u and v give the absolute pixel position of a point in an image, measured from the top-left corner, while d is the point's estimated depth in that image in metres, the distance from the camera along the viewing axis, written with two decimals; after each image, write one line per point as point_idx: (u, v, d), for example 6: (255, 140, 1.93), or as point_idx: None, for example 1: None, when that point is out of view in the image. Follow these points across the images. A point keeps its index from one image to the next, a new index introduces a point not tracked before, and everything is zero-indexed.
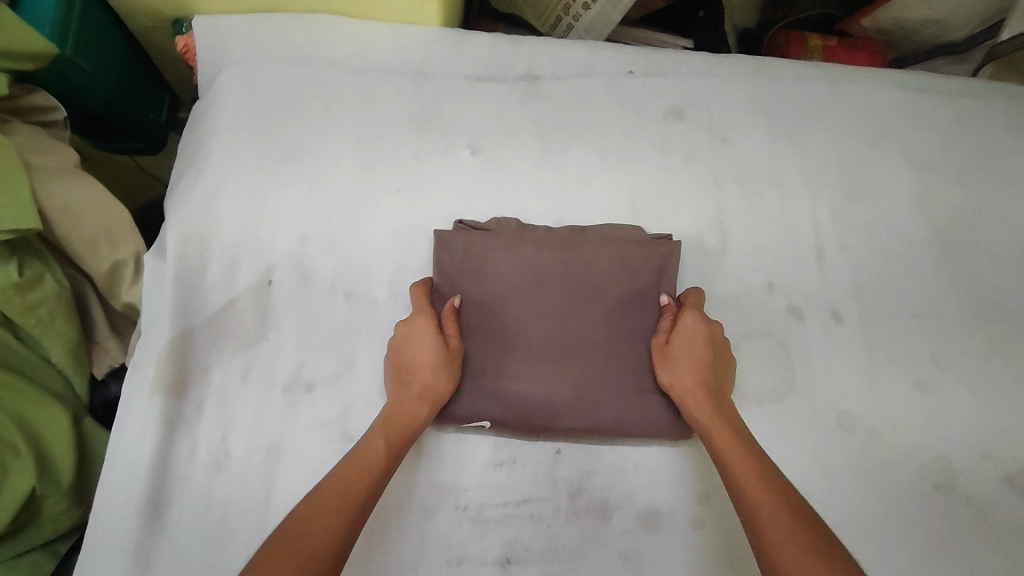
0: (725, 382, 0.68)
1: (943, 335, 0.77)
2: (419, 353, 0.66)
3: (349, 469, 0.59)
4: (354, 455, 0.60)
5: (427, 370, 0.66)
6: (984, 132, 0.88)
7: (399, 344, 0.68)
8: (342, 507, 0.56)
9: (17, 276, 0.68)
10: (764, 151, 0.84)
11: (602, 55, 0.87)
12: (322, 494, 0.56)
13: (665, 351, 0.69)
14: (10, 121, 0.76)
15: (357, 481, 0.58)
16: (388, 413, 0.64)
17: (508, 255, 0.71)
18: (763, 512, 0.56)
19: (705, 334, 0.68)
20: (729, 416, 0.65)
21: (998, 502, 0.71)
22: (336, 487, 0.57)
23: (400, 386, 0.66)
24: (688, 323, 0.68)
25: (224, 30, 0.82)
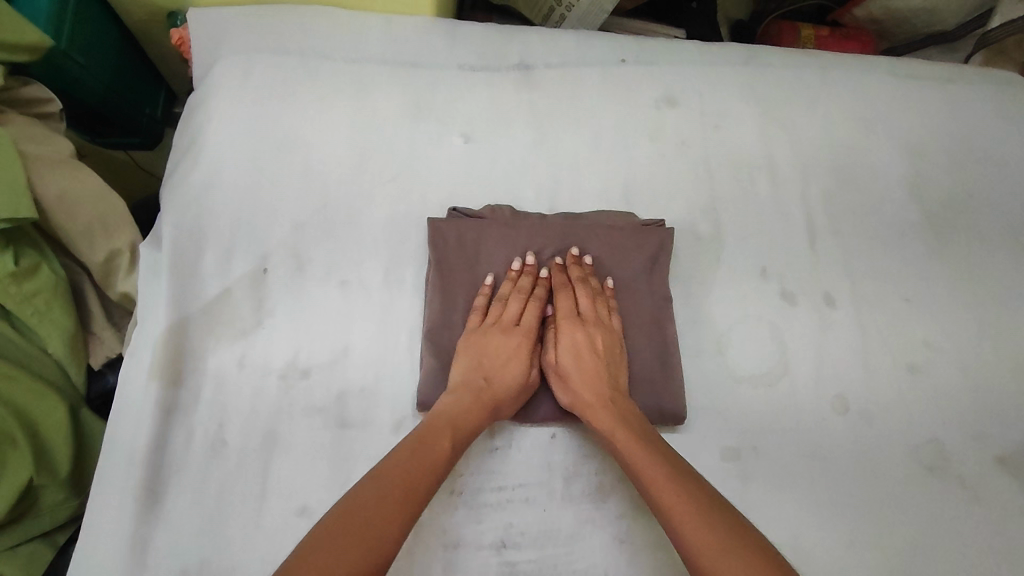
0: (617, 371, 0.68)
1: (934, 318, 0.78)
2: (508, 369, 0.67)
3: (415, 460, 0.58)
4: (421, 445, 0.59)
5: (509, 388, 0.66)
6: (975, 117, 0.88)
7: (488, 346, 0.68)
8: (402, 493, 0.55)
9: (13, 266, 0.69)
10: (756, 138, 0.84)
11: (594, 44, 0.88)
12: (388, 477, 0.56)
13: (558, 366, 0.68)
14: (6, 112, 0.76)
15: (422, 474, 0.57)
16: (451, 407, 0.63)
17: (501, 256, 0.74)
18: (674, 507, 0.56)
19: (588, 340, 0.68)
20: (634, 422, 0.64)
21: (990, 483, 0.71)
22: (404, 476, 0.56)
23: (470, 382, 0.66)
24: (570, 334, 0.69)
25: (218, 20, 0.82)
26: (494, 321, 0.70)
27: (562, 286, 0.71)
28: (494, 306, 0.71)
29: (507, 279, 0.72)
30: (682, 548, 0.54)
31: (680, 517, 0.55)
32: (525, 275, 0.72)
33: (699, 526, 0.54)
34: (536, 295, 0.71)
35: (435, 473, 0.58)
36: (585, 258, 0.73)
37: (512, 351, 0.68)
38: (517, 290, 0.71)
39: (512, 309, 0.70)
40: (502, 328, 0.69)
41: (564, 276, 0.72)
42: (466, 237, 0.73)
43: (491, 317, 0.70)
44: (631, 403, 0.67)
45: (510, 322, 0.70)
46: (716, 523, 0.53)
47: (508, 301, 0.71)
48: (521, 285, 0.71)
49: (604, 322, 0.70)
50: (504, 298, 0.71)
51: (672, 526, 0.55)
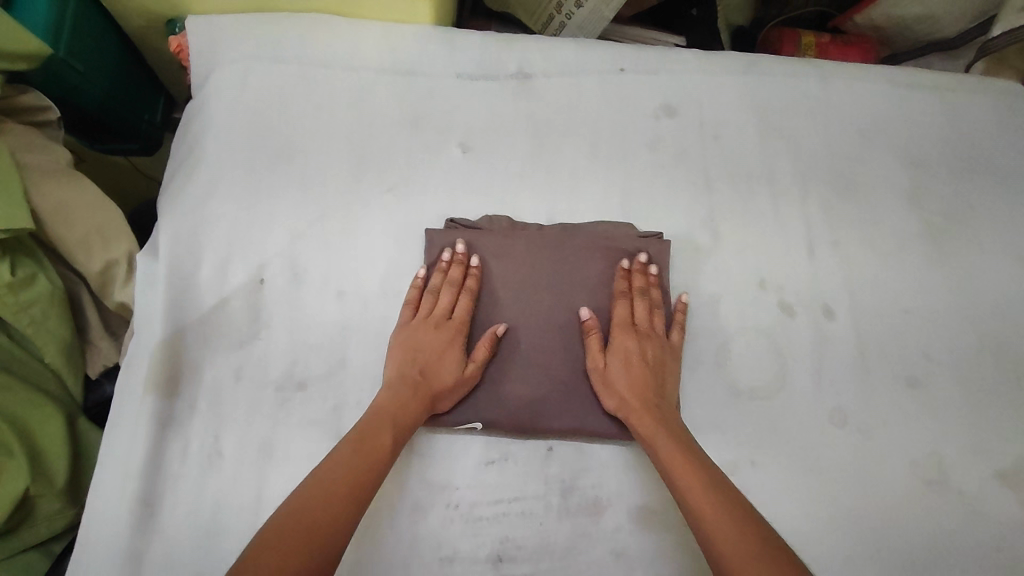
0: (665, 384, 0.69)
1: (934, 330, 0.78)
2: (443, 364, 0.68)
3: (356, 457, 0.59)
4: (360, 442, 0.60)
5: (446, 383, 0.67)
6: (975, 127, 0.88)
7: (420, 341, 0.68)
8: (346, 495, 0.56)
9: (9, 276, 0.68)
10: (755, 148, 0.84)
11: (594, 53, 0.87)
12: (331, 478, 0.56)
13: (603, 374, 0.69)
14: (4, 122, 0.76)
15: (365, 469, 0.58)
16: (388, 402, 0.64)
17: (509, 266, 0.73)
18: (706, 515, 0.56)
19: (638, 349, 0.69)
20: (675, 429, 0.65)
21: (990, 497, 0.71)
22: (345, 473, 0.57)
23: (407, 378, 0.66)
24: (621, 344, 0.69)
25: (216, 29, 0.82)
26: (427, 315, 0.70)
27: (623, 294, 0.72)
28: (426, 300, 0.71)
29: (436, 271, 0.72)
30: (711, 553, 0.54)
31: (711, 524, 0.55)
32: (455, 265, 0.72)
33: (730, 533, 0.54)
34: (466, 287, 0.71)
35: (376, 466, 0.59)
36: (652, 266, 0.73)
37: (445, 344, 0.68)
38: (447, 281, 0.71)
39: (443, 302, 0.70)
40: (435, 322, 0.70)
41: (625, 284, 0.73)
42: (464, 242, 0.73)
43: (423, 311, 0.70)
44: (673, 413, 0.67)
45: (442, 315, 0.70)
46: (747, 532, 0.54)
47: (438, 293, 0.71)
48: (451, 277, 0.71)
49: (657, 335, 0.71)
50: (434, 290, 0.71)
51: (703, 530, 0.55)
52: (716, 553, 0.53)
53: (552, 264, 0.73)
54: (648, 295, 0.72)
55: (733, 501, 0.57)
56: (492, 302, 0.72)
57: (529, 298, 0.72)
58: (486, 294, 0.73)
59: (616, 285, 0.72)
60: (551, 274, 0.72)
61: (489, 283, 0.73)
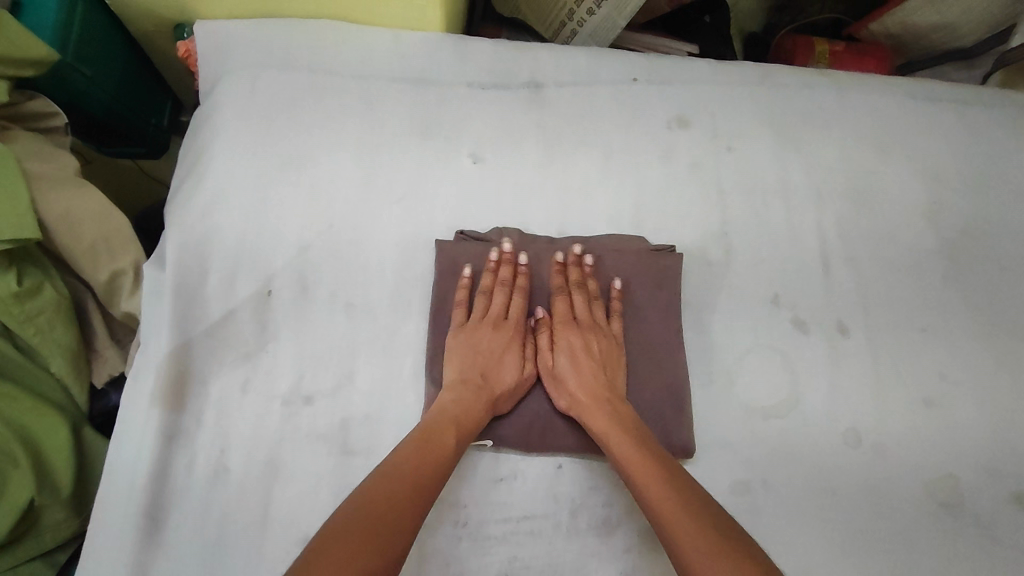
0: (614, 375, 0.69)
1: (951, 349, 0.77)
2: (505, 364, 0.69)
3: (419, 456, 0.59)
4: (423, 441, 0.60)
5: (508, 384, 0.68)
6: (994, 141, 0.86)
7: (478, 343, 0.69)
8: (410, 490, 0.56)
9: (16, 286, 0.67)
10: (770, 161, 0.83)
11: (607, 62, 0.86)
12: (398, 474, 0.57)
13: (554, 374, 0.70)
14: (10, 129, 0.75)
15: (428, 469, 0.58)
16: (450, 405, 0.65)
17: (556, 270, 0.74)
18: (664, 509, 0.56)
19: (582, 342, 0.69)
20: (627, 422, 0.65)
21: (1006, 521, 0.70)
22: (412, 471, 0.58)
23: (469, 381, 0.67)
24: (565, 339, 0.70)
25: (225, 35, 0.81)
26: (481, 317, 0.70)
27: (560, 289, 0.72)
28: (479, 301, 0.71)
29: (486, 271, 0.72)
30: (674, 552, 0.54)
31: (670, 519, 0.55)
32: (504, 266, 0.72)
33: (688, 527, 0.54)
34: (517, 286, 0.72)
35: (442, 464, 0.60)
36: (587, 257, 0.73)
37: (504, 346, 0.70)
38: (499, 282, 0.71)
39: (496, 304, 0.71)
40: (492, 323, 0.70)
41: (563, 278, 0.73)
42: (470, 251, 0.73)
43: (477, 313, 0.70)
44: (625, 405, 0.67)
45: (497, 316, 0.70)
46: (701, 526, 0.54)
47: (493, 293, 0.71)
48: (502, 277, 0.71)
49: (601, 327, 0.71)
50: (488, 290, 0.71)
51: (664, 529, 0.55)
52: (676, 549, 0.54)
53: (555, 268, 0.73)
54: (586, 287, 0.72)
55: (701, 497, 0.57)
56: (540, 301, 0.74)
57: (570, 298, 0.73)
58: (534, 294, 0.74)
59: (552, 280, 0.73)
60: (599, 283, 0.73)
61: (535, 287, 0.74)
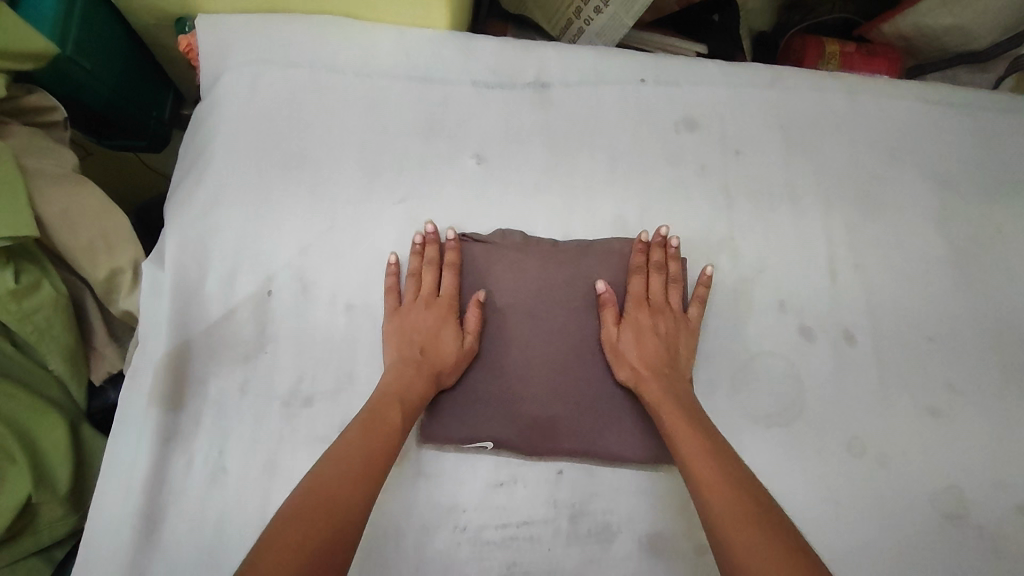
0: (677, 354, 0.70)
1: (959, 359, 0.75)
2: (442, 338, 0.68)
3: (367, 436, 0.59)
4: (370, 421, 0.60)
5: (447, 359, 0.67)
6: (1007, 147, 0.85)
7: (412, 322, 0.69)
8: (356, 469, 0.55)
9: (13, 283, 0.67)
10: (778, 165, 0.82)
11: (614, 62, 0.85)
12: (346, 457, 0.56)
13: (617, 347, 0.69)
14: (9, 123, 0.74)
15: (375, 448, 0.58)
16: (394, 385, 0.64)
17: (498, 251, 0.73)
18: (704, 476, 0.57)
19: (652, 321, 0.70)
20: (683, 399, 0.65)
21: (1012, 534, 0.69)
22: (358, 453, 0.57)
23: (408, 357, 0.67)
24: (631, 317, 0.70)
25: (228, 31, 0.80)
26: (414, 297, 0.71)
27: (640, 269, 0.72)
28: (408, 283, 0.72)
29: (412, 254, 0.73)
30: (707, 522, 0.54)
31: (707, 482, 0.56)
32: (430, 245, 0.73)
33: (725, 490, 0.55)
34: (446, 263, 0.72)
35: (390, 443, 0.59)
36: (673, 240, 0.74)
37: (439, 321, 0.69)
38: (426, 261, 0.72)
39: (427, 282, 0.71)
40: (425, 301, 0.70)
41: (644, 257, 0.73)
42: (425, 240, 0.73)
43: (409, 294, 0.71)
44: (684, 381, 0.68)
45: (429, 293, 0.71)
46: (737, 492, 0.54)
47: (422, 272, 0.72)
48: (429, 256, 0.72)
49: (671, 309, 0.71)
50: (418, 270, 0.72)
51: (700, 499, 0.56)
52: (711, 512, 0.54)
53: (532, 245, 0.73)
54: (665, 271, 0.73)
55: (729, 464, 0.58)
56: (477, 277, 0.72)
57: (512, 272, 0.71)
58: (469, 271, 0.73)
59: (633, 260, 0.72)
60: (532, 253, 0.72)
61: (471, 260, 0.73)
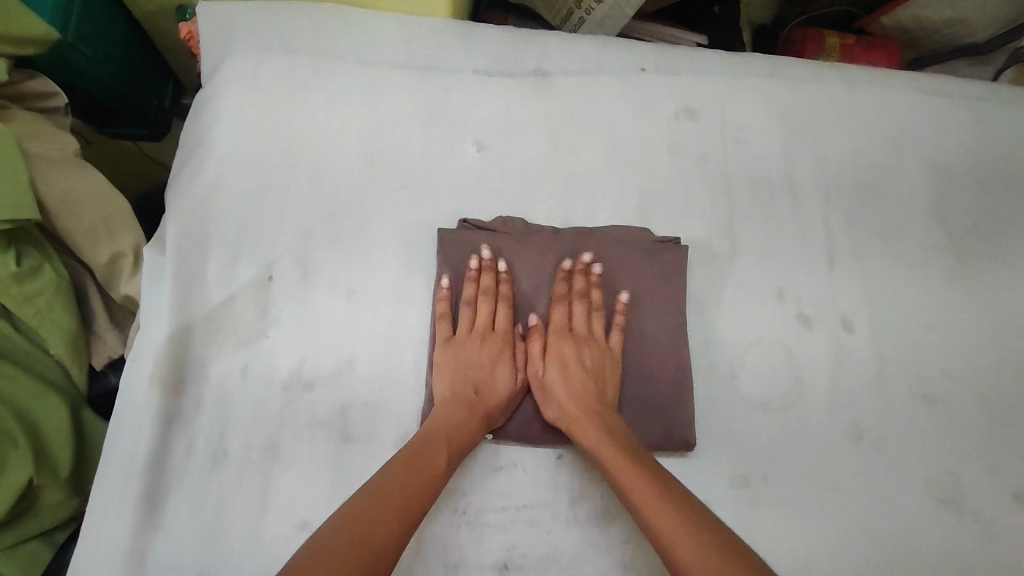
0: (606, 385, 0.69)
1: (955, 347, 0.76)
2: (497, 378, 0.69)
3: (410, 471, 0.58)
4: (417, 459, 0.59)
5: (500, 398, 0.68)
6: (1005, 138, 0.86)
7: (467, 354, 0.69)
8: (397, 506, 0.54)
9: (15, 266, 0.67)
10: (778, 154, 0.82)
11: (615, 51, 0.85)
12: (387, 493, 0.55)
13: (544, 386, 0.70)
14: (10, 107, 0.74)
15: (419, 490, 0.57)
16: (445, 421, 0.63)
17: (525, 262, 0.73)
18: (658, 521, 0.55)
19: (577, 353, 0.69)
20: (623, 437, 0.64)
21: (1005, 520, 0.70)
22: (402, 489, 0.56)
23: (460, 393, 0.66)
24: (560, 352, 0.70)
25: (228, 17, 0.80)
26: (469, 329, 0.70)
27: (561, 298, 0.72)
28: (463, 314, 0.71)
29: (466, 281, 0.71)
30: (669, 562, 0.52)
31: (654, 520, 0.55)
32: (486, 274, 0.71)
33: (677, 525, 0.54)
34: (501, 294, 0.72)
35: (431, 481, 0.58)
36: (595, 266, 0.72)
37: (494, 358, 0.70)
38: (481, 291, 0.71)
39: (482, 315, 0.71)
40: (480, 335, 0.70)
41: (566, 286, 0.72)
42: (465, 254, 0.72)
43: (463, 325, 0.70)
44: (615, 416, 0.67)
45: (484, 328, 0.71)
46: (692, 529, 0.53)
47: (477, 303, 0.71)
48: (483, 285, 0.71)
49: (596, 338, 0.71)
50: (472, 300, 0.71)
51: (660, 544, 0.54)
52: (672, 555, 0.52)
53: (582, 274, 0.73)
54: (590, 295, 0.72)
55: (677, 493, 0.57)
56: (526, 312, 0.74)
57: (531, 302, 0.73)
58: (519, 305, 0.73)
59: (556, 288, 0.72)
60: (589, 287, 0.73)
61: (521, 294, 0.73)
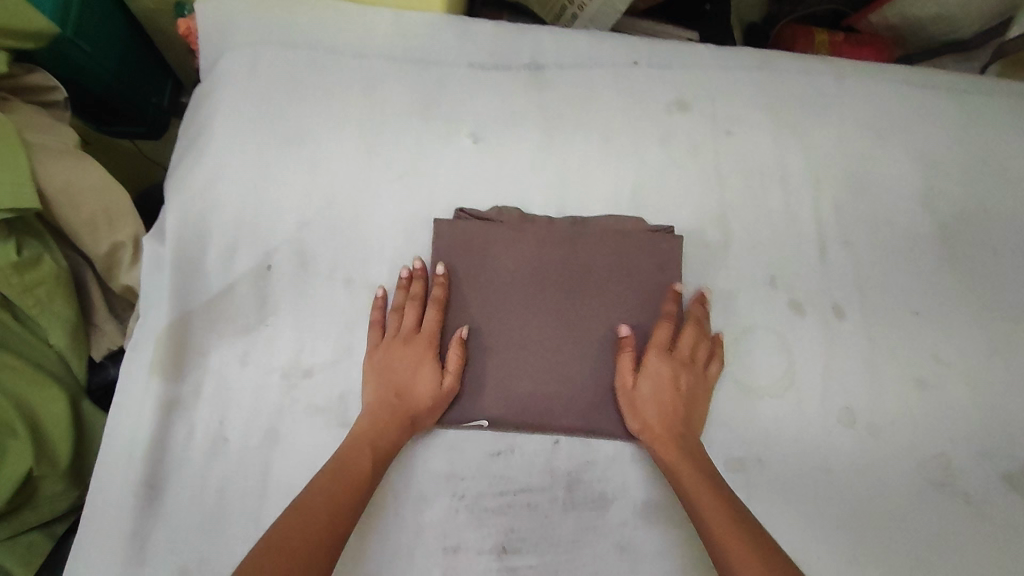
0: (696, 408, 0.70)
1: (944, 331, 0.77)
2: (418, 379, 0.67)
3: (336, 484, 0.60)
4: (343, 467, 0.61)
5: (422, 398, 0.67)
6: (990, 131, 0.87)
7: (393, 358, 0.68)
8: (322, 519, 0.57)
9: (15, 256, 0.68)
10: (769, 145, 0.83)
11: (608, 45, 0.86)
12: (312, 506, 0.58)
13: (632, 399, 0.68)
14: (11, 100, 0.75)
15: (346, 498, 0.59)
16: (366, 430, 0.65)
17: (508, 255, 0.72)
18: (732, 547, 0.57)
19: (672, 376, 0.69)
20: (699, 458, 0.66)
21: (997, 500, 0.71)
22: (326, 501, 0.58)
23: (383, 402, 0.66)
24: (653, 365, 0.69)
25: (227, 13, 0.81)
26: (395, 333, 0.69)
27: (667, 318, 0.70)
28: (391, 319, 0.70)
29: (398, 288, 0.71)
30: None
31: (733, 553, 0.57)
32: (416, 281, 0.71)
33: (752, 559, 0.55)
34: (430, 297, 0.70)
35: (357, 492, 0.60)
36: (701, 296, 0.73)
37: (416, 360, 0.68)
38: (409, 298, 0.70)
39: (408, 319, 0.70)
40: (405, 339, 0.69)
41: (676, 307, 0.71)
42: (440, 247, 0.72)
43: (390, 331, 0.70)
44: (699, 443, 0.68)
45: (410, 331, 0.69)
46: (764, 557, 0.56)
47: (403, 309, 0.70)
48: (413, 292, 0.70)
49: (693, 364, 0.71)
50: (399, 307, 0.70)
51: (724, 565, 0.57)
52: None
53: (559, 275, 0.72)
54: (695, 320, 0.72)
55: (746, 523, 0.59)
56: (463, 308, 0.71)
57: (583, 306, 0.71)
58: (455, 302, 0.71)
59: (665, 307, 0.71)
60: (564, 274, 0.72)
61: (458, 292, 0.72)
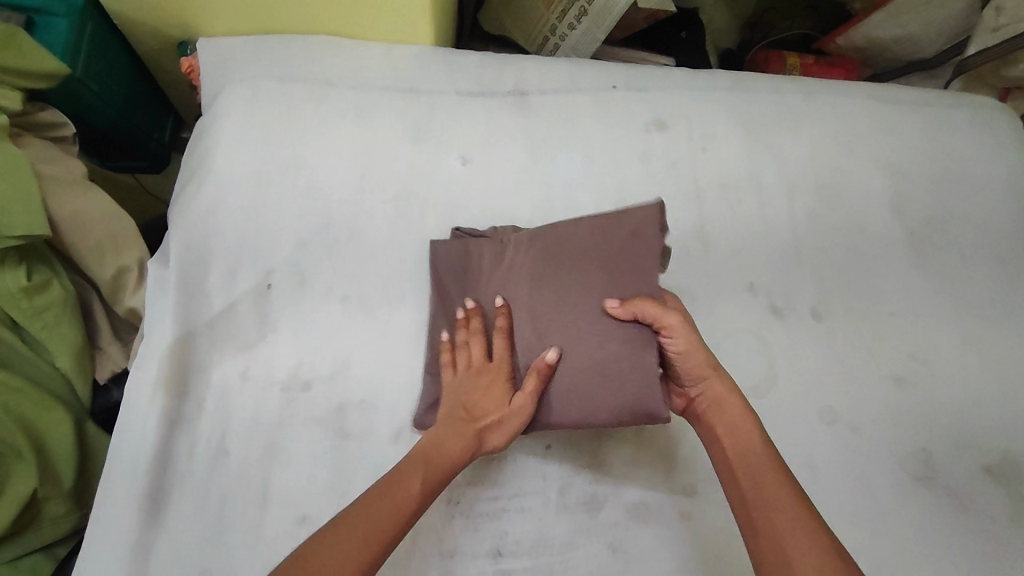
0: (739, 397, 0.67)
1: (918, 330, 0.81)
2: (488, 401, 0.67)
3: (377, 504, 0.56)
4: (384, 490, 0.57)
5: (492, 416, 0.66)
6: (953, 137, 0.92)
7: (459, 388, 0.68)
8: (364, 541, 0.53)
9: (25, 280, 0.71)
10: (743, 159, 0.88)
11: (587, 71, 0.92)
12: (348, 526, 0.54)
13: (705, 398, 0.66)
14: (24, 136, 0.79)
15: (389, 515, 0.55)
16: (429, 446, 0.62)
17: (519, 264, 0.72)
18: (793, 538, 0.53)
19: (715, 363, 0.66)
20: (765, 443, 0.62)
21: (977, 492, 0.73)
22: (364, 523, 0.54)
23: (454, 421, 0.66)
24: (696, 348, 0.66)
25: (227, 50, 0.86)
26: (463, 365, 0.70)
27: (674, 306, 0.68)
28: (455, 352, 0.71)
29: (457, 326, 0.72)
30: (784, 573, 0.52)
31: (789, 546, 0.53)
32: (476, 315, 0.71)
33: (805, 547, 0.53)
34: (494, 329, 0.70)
35: (403, 510, 0.56)
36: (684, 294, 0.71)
37: (485, 385, 0.68)
38: (472, 332, 0.71)
39: (473, 350, 0.70)
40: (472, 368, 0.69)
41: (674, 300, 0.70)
42: (450, 275, 0.75)
43: (456, 361, 0.70)
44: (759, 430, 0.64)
45: (478, 360, 0.69)
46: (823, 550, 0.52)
47: (468, 344, 0.70)
48: (473, 327, 0.71)
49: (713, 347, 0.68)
50: (462, 343, 0.71)
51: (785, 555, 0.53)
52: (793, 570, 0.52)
53: (543, 267, 0.71)
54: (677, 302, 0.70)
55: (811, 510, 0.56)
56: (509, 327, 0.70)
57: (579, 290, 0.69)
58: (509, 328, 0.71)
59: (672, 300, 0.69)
60: (569, 269, 0.70)
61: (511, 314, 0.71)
